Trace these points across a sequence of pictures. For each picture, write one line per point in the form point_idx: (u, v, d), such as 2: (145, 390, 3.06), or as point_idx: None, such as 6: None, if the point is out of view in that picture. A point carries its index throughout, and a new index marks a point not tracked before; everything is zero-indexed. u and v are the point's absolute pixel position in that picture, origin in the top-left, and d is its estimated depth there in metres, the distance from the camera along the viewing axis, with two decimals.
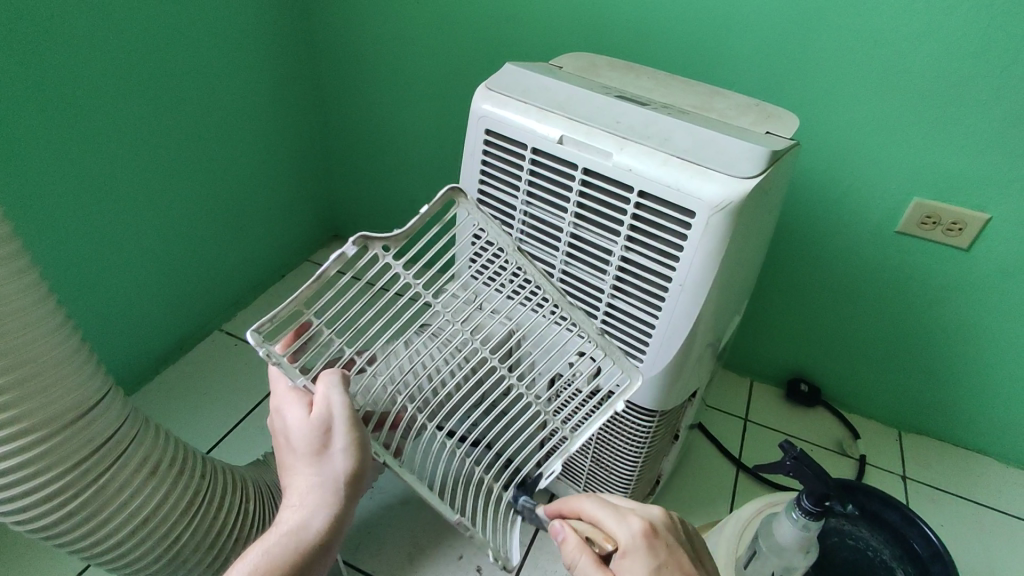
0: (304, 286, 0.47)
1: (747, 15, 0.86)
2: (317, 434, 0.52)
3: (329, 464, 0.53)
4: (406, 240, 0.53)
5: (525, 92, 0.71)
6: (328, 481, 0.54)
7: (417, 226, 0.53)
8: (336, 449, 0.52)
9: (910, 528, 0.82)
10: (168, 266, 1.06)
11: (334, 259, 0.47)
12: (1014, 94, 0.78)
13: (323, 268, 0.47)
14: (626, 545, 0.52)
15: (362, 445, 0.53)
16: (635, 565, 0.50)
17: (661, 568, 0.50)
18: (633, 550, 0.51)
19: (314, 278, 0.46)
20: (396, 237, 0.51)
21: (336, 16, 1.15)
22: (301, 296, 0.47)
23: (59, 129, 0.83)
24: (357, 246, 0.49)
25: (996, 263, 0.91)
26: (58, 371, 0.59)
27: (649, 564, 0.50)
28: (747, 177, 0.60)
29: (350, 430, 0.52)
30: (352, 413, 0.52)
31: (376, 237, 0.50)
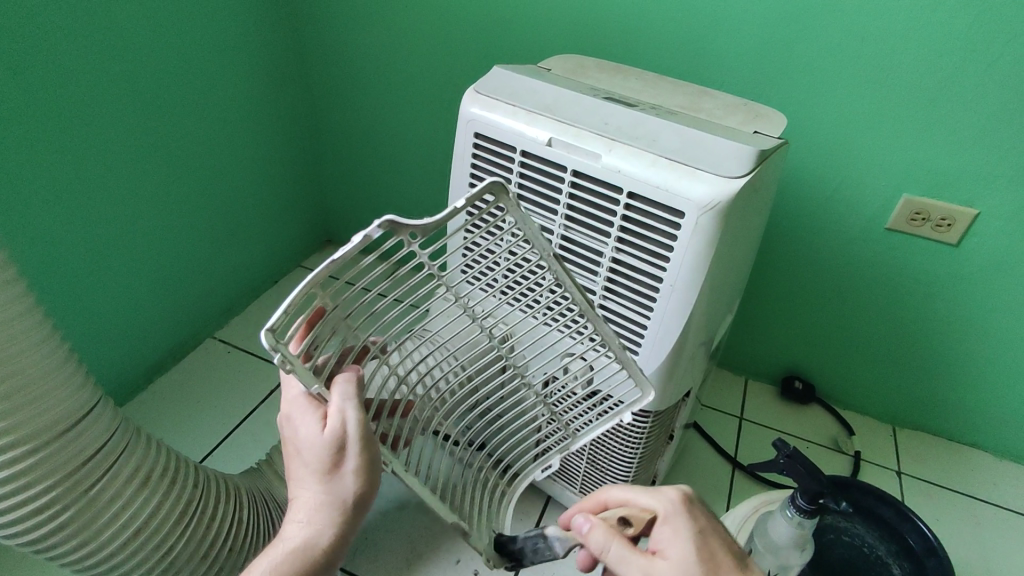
0: (320, 267, 0.41)
1: (734, 15, 0.86)
2: (330, 452, 0.51)
3: (339, 481, 0.53)
4: (435, 229, 0.46)
5: (514, 94, 0.71)
6: (335, 496, 0.54)
7: (446, 218, 0.46)
8: (348, 468, 0.52)
9: (905, 524, 0.83)
10: (159, 274, 1.06)
11: (355, 243, 0.41)
12: (998, 90, 0.79)
13: (342, 250, 0.41)
14: (666, 514, 0.52)
15: (372, 465, 0.53)
16: (681, 527, 0.51)
17: (702, 529, 0.52)
18: (676, 514, 0.52)
19: (330, 262, 0.41)
20: (428, 224, 0.44)
21: (325, 22, 1.15)
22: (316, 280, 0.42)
23: (46, 139, 0.82)
24: (382, 230, 0.43)
25: (986, 258, 0.91)
26: (46, 383, 0.59)
27: (693, 525, 0.51)
28: (735, 176, 0.60)
29: (362, 452, 0.51)
30: (366, 434, 0.51)
31: (404, 224, 0.44)
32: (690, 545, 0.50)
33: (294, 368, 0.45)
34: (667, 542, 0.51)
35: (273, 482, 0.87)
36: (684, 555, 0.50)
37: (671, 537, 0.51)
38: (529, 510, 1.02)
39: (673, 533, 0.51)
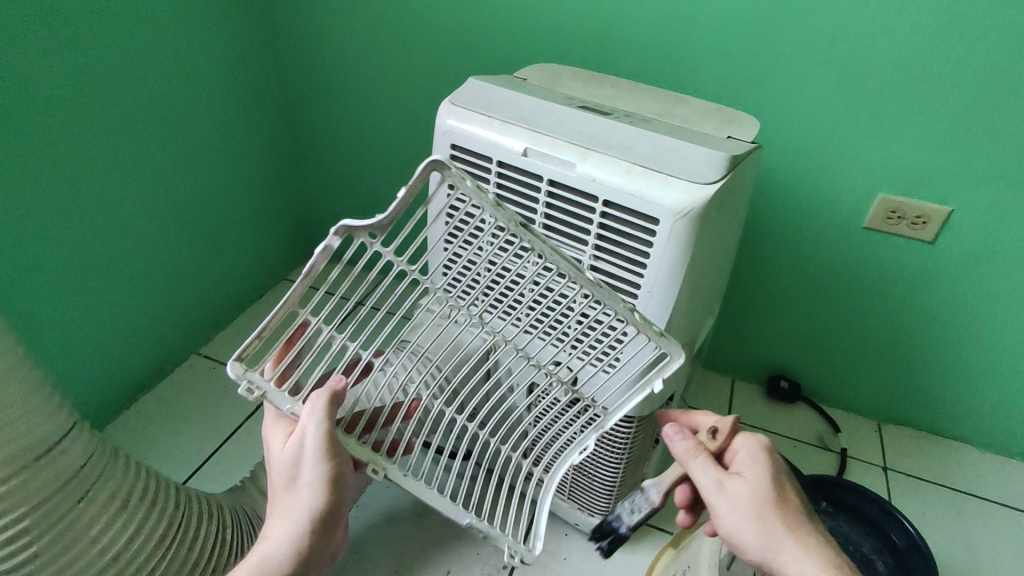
0: (291, 286, 0.48)
1: (707, 22, 0.87)
2: (293, 465, 0.55)
3: (301, 498, 0.56)
4: (392, 223, 0.50)
5: (489, 105, 0.72)
6: (295, 514, 0.57)
7: (398, 210, 0.49)
8: (307, 484, 0.55)
9: (888, 521, 0.84)
10: (139, 291, 1.05)
11: (318, 253, 0.47)
12: (966, 90, 0.80)
13: (309, 263, 0.47)
14: (748, 445, 0.55)
15: (331, 485, 0.56)
16: (763, 460, 0.54)
17: (779, 472, 0.55)
18: (762, 447, 0.55)
19: (303, 270, 0.47)
20: (382, 223, 0.49)
21: (302, 36, 1.15)
22: (290, 298, 0.49)
23: (20, 161, 0.82)
24: (341, 238, 0.48)
25: (961, 255, 0.93)
26: (21, 407, 0.58)
27: (772, 463, 0.55)
28: (708, 182, 0.61)
29: (319, 469, 0.55)
30: (328, 449, 0.54)
31: (358, 226, 0.48)
32: (765, 478, 0.53)
33: (262, 391, 0.52)
34: (744, 469, 0.54)
35: (258, 499, 0.86)
36: (759, 482, 0.53)
37: (747, 466, 0.54)
38: None
39: (752, 462, 0.54)
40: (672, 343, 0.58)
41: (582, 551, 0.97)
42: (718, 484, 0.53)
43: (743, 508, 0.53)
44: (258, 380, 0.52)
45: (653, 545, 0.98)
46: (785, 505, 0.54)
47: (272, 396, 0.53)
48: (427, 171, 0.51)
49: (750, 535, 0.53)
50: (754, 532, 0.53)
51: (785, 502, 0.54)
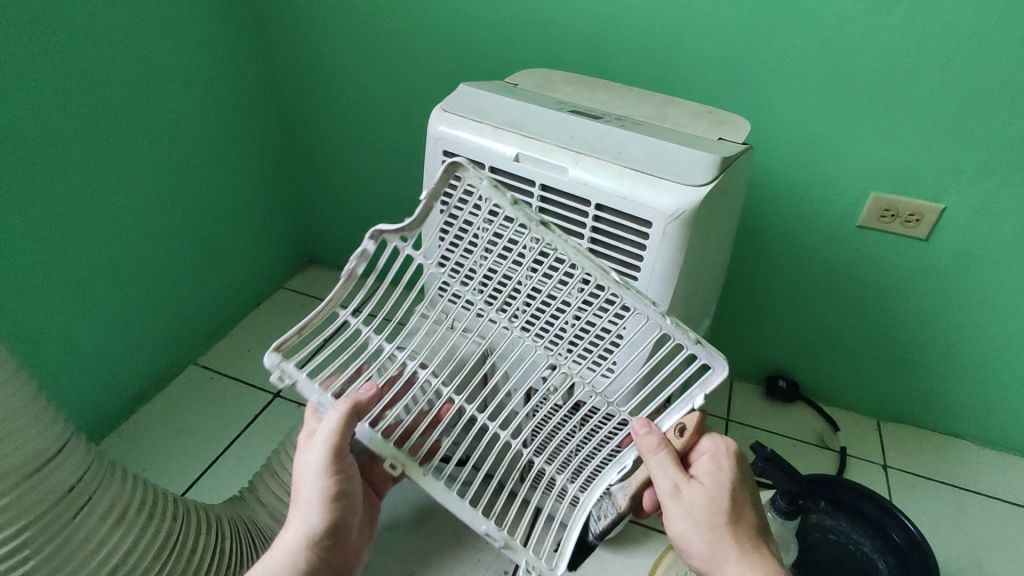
0: (337, 284, 0.61)
1: (697, 24, 0.87)
2: (302, 476, 0.58)
3: (304, 514, 0.58)
4: (417, 228, 0.62)
5: (480, 110, 0.72)
6: (297, 529, 0.58)
7: (423, 213, 0.61)
8: (310, 498, 0.58)
9: (888, 518, 0.84)
10: (134, 303, 1.05)
11: (355, 256, 0.60)
12: (956, 88, 0.81)
13: (348, 267, 0.60)
14: (714, 450, 0.57)
15: (335, 496, 0.58)
16: (723, 468, 0.57)
17: (739, 480, 0.57)
18: (724, 454, 0.57)
19: (343, 272, 0.60)
20: (408, 227, 0.61)
21: (294, 44, 1.15)
22: (334, 297, 0.61)
23: (14, 176, 0.82)
24: (375, 242, 0.60)
25: (955, 251, 0.93)
26: (17, 421, 0.58)
27: (732, 471, 0.57)
28: (699, 184, 0.61)
29: (325, 480, 0.58)
30: (336, 459, 0.58)
31: (390, 230, 0.60)
32: (725, 485, 0.56)
33: (292, 379, 0.58)
34: (703, 474, 0.57)
35: (256, 509, 0.86)
36: (716, 488, 0.56)
37: (707, 471, 0.57)
38: None
39: (712, 468, 0.57)
40: (713, 354, 0.54)
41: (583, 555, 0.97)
42: (675, 484, 0.56)
43: (695, 512, 0.55)
44: (291, 372, 0.59)
45: (654, 547, 0.98)
46: (738, 514, 0.56)
47: (302, 387, 0.60)
48: (448, 168, 0.57)
49: (698, 540, 0.55)
50: (703, 537, 0.55)
51: (739, 511, 0.56)
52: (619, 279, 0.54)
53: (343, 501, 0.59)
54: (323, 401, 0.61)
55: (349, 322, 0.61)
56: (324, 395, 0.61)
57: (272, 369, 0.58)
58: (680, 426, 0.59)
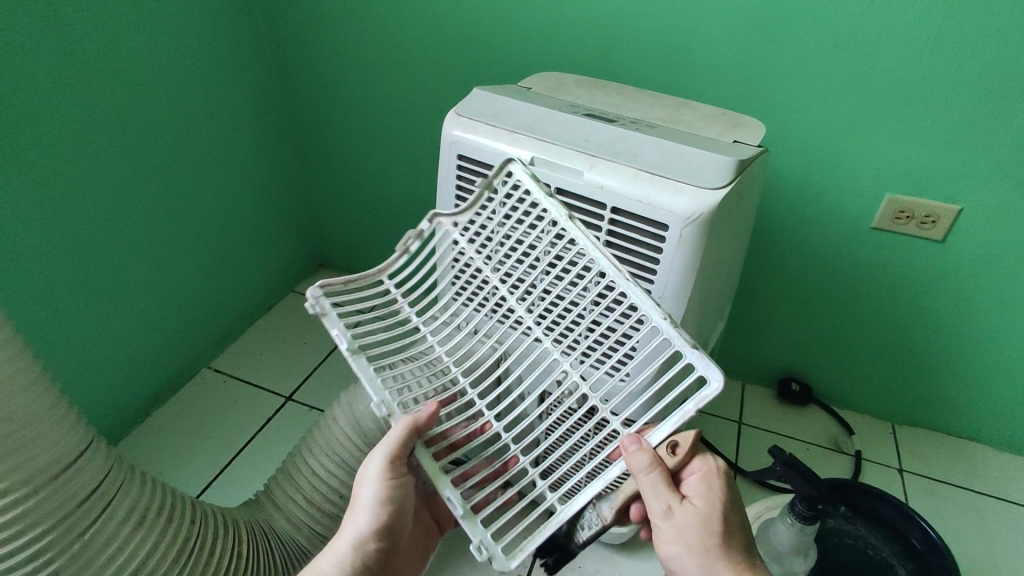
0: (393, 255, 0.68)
1: (709, 26, 0.87)
2: (360, 480, 0.60)
3: (357, 518, 0.59)
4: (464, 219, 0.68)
5: (495, 114, 0.72)
6: (349, 531, 0.59)
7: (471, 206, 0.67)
8: (365, 501, 0.59)
9: (907, 523, 0.83)
10: (150, 307, 1.06)
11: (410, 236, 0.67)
12: (975, 89, 0.80)
13: (405, 243, 0.67)
14: (705, 471, 0.55)
15: (386, 505, 0.59)
16: (715, 489, 0.55)
17: (731, 501, 0.55)
18: (717, 474, 0.55)
19: (400, 248, 0.67)
20: (459, 215, 0.67)
21: (306, 48, 1.16)
22: (388, 266, 0.68)
23: (35, 182, 0.83)
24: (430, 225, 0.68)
25: (972, 252, 0.92)
26: (38, 426, 0.59)
27: (725, 492, 0.55)
28: (716, 186, 0.61)
29: (382, 487, 0.59)
30: (396, 462, 0.58)
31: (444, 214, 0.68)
32: (715, 508, 0.54)
33: (324, 309, 0.60)
34: (694, 496, 0.55)
35: (270, 512, 0.86)
36: (708, 511, 0.54)
37: (698, 492, 0.55)
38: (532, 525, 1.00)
39: (704, 488, 0.55)
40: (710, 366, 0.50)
41: (597, 559, 0.96)
42: (667, 508, 0.54)
43: (686, 533, 0.54)
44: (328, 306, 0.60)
45: None
46: (729, 535, 0.55)
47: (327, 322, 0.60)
48: (505, 163, 0.64)
49: (688, 560, 0.54)
50: (693, 557, 0.54)
51: (730, 531, 0.55)
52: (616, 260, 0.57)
53: (392, 510, 0.60)
54: (342, 338, 0.59)
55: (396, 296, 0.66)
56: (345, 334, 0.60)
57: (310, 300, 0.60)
58: (672, 444, 0.55)
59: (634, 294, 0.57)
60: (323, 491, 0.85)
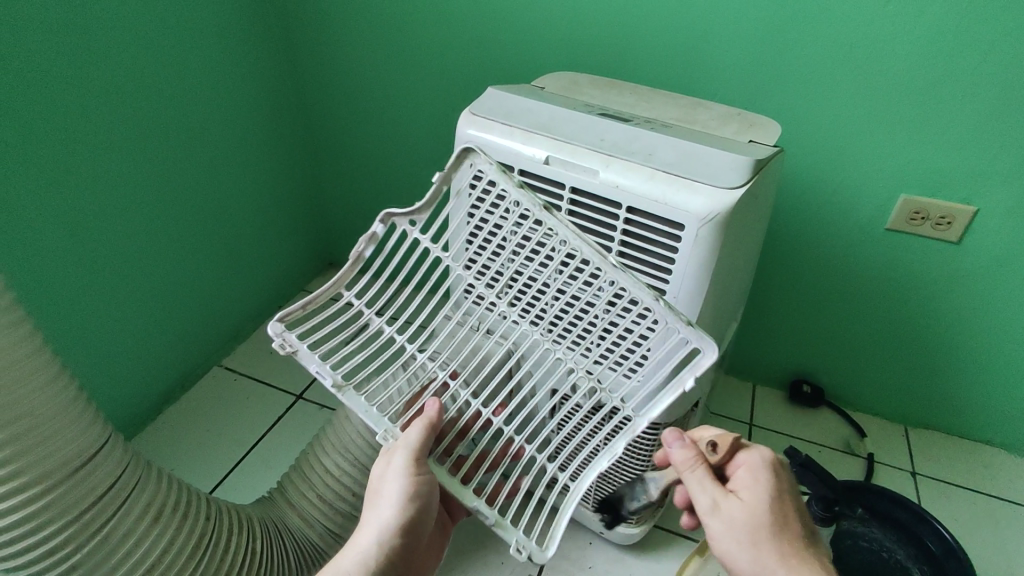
0: (344, 266, 0.61)
1: (722, 27, 0.87)
2: (384, 477, 0.59)
3: (383, 512, 0.59)
4: (428, 212, 0.62)
5: (509, 114, 0.72)
6: (376, 526, 0.59)
7: (434, 198, 0.61)
8: (392, 495, 0.58)
9: (922, 526, 0.83)
10: (163, 304, 1.07)
11: (363, 242, 0.60)
12: (992, 89, 0.79)
13: (356, 250, 0.60)
14: (751, 464, 0.53)
15: (414, 499, 0.59)
16: (764, 482, 0.53)
17: (782, 494, 0.53)
18: (765, 466, 0.53)
19: (352, 258, 0.60)
20: (418, 211, 0.61)
21: (318, 48, 1.16)
22: (341, 276, 0.61)
23: (54, 180, 0.84)
24: (383, 225, 0.61)
25: (988, 254, 0.91)
26: (58, 421, 0.60)
27: (776, 485, 0.53)
28: (733, 186, 0.61)
29: (408, 483, 0.58)
30: (420, 457, 0.59)
31: (399, 213, 0.60)
32: (764, 501, 0.52)
33: (292, 349, 0.57)
34: (743, 488, 0.53)
35: (282, 510, 0.86)
36: (758, 504, 0.52)
37: (746, 485, 0.53)
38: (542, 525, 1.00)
39: (752, 481, 0.53)
40: (703, 337, 0.54)
41: (608, 559, 0.96)
42: (714, 500, 0.52)
43: (737, 528, 0.52)
44: (292, 338, 0.57)
45: (679, 553, 0.97)
46: (784, 530, 0.52)
47: (302, 357, 0.58)
48: (460, 154, 0.60)
49: (741, 558, 0.52)
50: (745, 555, 0.52)
51: (785, 527, 0.52)
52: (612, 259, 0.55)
53: (418, 504, 0.59)
54: (323, 372, 0.58)
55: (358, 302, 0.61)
56: (324, 366, 0.58)
57: (274, 338, 0.57)
58: (712, 440, 0.55)
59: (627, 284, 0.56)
60: (335, 488, 0.85)
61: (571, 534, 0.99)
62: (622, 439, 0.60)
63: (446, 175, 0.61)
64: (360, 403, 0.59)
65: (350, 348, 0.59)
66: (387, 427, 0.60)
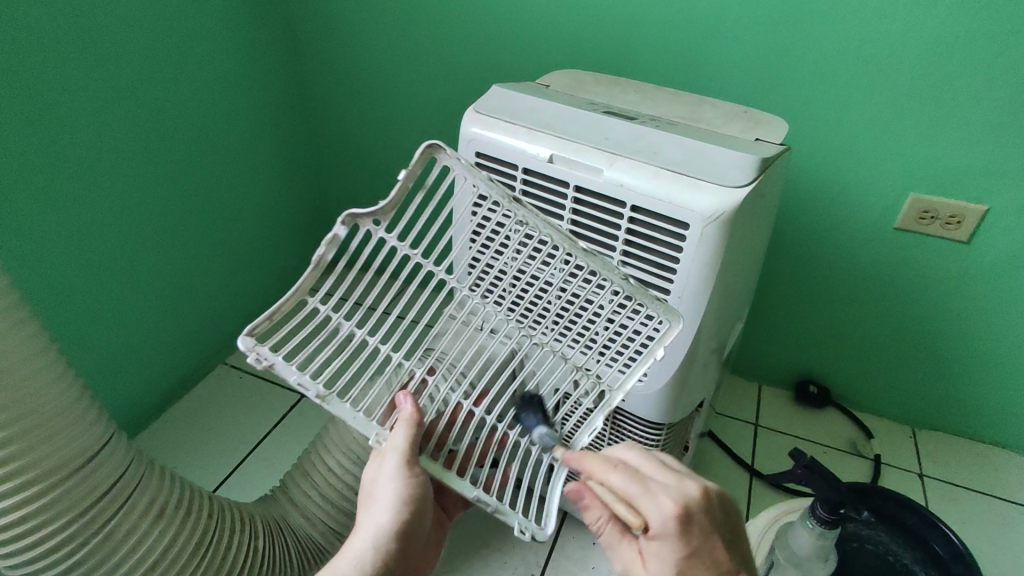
0: (305, 273, 0.52)
1: (730, 26, 0.86)
2: (379, 480, 0.58)
3: (380, 515, 0.59)
4: (393, 211, 0.55)
5: (514, 112, 0.71)
6: (371, 529, 0.59)
7: (401, 195, 0.55)
8: (387, 499, 0.58)
9: (931, 530, 0.81)
10: (168, 302, 1.07)
11: (324, 245, 0.52)
12: (1004, 86, 0.78)
13: (318, 254, 0.52)
14: (656, 530, 0.50)
15: (409, 500, 0.59)
16: (664, 551, 0.50)
17: (693, 556, 0.50)
18: (664, 536, 0.49)
19: (313, 264, 0.52)
20: (383, 210, 0.55)
21: (323, 44, 1.16)
22: (303, 283, 0.53)
23: (60, 178, 0.84)
24: (346, 226, 0.53)
25: (998, 253, 0.90)
26: (61, 419, 0.60)
27: (681, 551, 0.50)
28: (739, 184, 0.60)
29: (402, 486, 0.58)
30: (412, 460, 0.57)
31: (362, 214, 0.53)
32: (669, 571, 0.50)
33: (271, 362, 0.49)
34: (647, 554, 0.51)
35: (285, 508, 0.86)
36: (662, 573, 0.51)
37: (652, 552, 0.51)
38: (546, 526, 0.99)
39: (656, 551, 0.51)
40: (670, 310, 0.59)
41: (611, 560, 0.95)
42: (624, 568, 0.53)
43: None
44: (267, 351, 0.50)
45: None
46: None
47: (279, 371, 0.51)
48: (422, 152, 0.56)
49: None
50: None
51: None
52: (589, 251, 0.58)
53: (411, 504, 0.59)
54: (305, 383, 0.51)
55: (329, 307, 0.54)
56: (305, 378, 0.52)
57: (247, 353, 0.49)
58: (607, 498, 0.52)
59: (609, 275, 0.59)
60: (336, 486, 0.85)
61: (575, 534, 0.98)
62: (600, 416, 0.63)
63: (412, 172, 0.55)
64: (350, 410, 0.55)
65: (325, 357, 0.54)
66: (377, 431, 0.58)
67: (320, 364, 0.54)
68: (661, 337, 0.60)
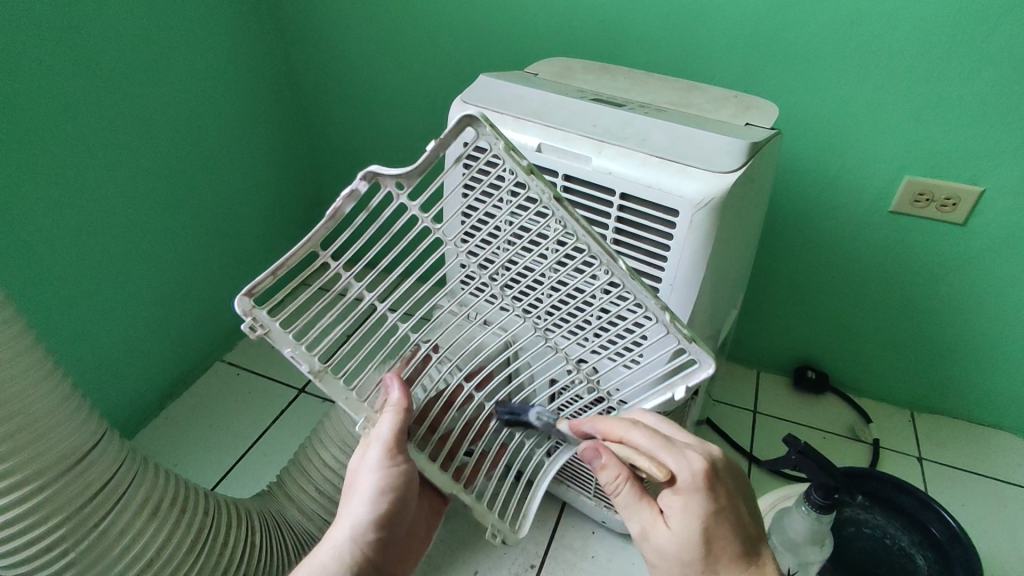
0: (317, 226, 0.47)
1: (719, 9, 0.85)
2: (361, 469, 0.61)
3: (359, 508, 0.62)
4: (421, 177, 0.46)
5: (501, 101, 0.71)
6: (347, 523, 0.62)
7: (430, 162, 0.46)
8: (367, 490, 0.60)
9: (927, 512, 0.82)
10: (160, 300, 1.07)
11: (340, 200, 0.46)
12: (997, 63, 0.77)
13: (333, 208, 0.46)
14: (684, 483, 0.53)
15: (384, 494, 0.61)
16: (689, 505, 0.53)
17: (717, 509, 0.53)
18: (689, 491, 0.53)
19: (326, 221, 0.46)
20: (410, 175, 0.46)
21: (311, 38, 1.15)
22: (314, 236, 0.48)
23: (46, 179, 0.84)
24: (367, 183, 0.46)
25: (993, 233, 0.89)
26: (50, 419, 0.60)
27: (707, 503, 0.53)
28: (728, 170, 0.59)
29: (381, 479, 0.60)
30: (395, 450, 0.59)
31: (387, 173, 0.45)
32: (692, 524, 0.54)
33: (264, 331, 0.50)
34: (670, 510, 0.55)
35: (282, 504, 0.86)
36: (682, 526, 0.54)
37: (676, 509, 0.54)
38: (545, 516, 0.99)
39: (679, 505, 0.54)
40: (702, 352, 0.53)
41: (610, 549, 0.95)
42: (642, 527, 0.57)
43: (662, 551, 0.56)
44: (263, 319, 0.50)
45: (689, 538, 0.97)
46: (718, 548, 0.55)
47: (274, 336, 0.51)
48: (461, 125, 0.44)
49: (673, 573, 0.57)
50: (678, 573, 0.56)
51: (713, 540, 0.54)
52: (631, 271, 0.49)
53: (388, 501, 0.62)
54: (298, 357, 0.53)
55: (338, 272, 0.50)
56: (300, 352, 0.53)
57: (243, 316, 0.49)
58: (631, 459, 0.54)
59: (632, 288, 0.51)
60: (334, 480, 0.85)
61: (573, 524, 0.99)
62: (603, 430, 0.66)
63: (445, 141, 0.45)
64: (341, 390, 0.57)
65: (324, 324, 0.53)
66: (366, 415, 0.59)
67: (317, 333, 0.53)
68: (687, 375, 0.56)
